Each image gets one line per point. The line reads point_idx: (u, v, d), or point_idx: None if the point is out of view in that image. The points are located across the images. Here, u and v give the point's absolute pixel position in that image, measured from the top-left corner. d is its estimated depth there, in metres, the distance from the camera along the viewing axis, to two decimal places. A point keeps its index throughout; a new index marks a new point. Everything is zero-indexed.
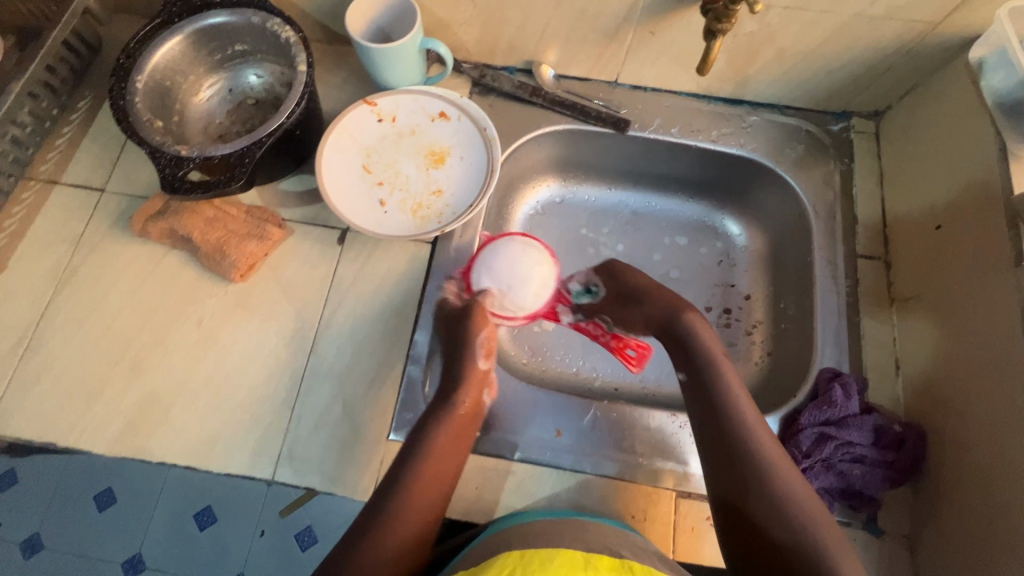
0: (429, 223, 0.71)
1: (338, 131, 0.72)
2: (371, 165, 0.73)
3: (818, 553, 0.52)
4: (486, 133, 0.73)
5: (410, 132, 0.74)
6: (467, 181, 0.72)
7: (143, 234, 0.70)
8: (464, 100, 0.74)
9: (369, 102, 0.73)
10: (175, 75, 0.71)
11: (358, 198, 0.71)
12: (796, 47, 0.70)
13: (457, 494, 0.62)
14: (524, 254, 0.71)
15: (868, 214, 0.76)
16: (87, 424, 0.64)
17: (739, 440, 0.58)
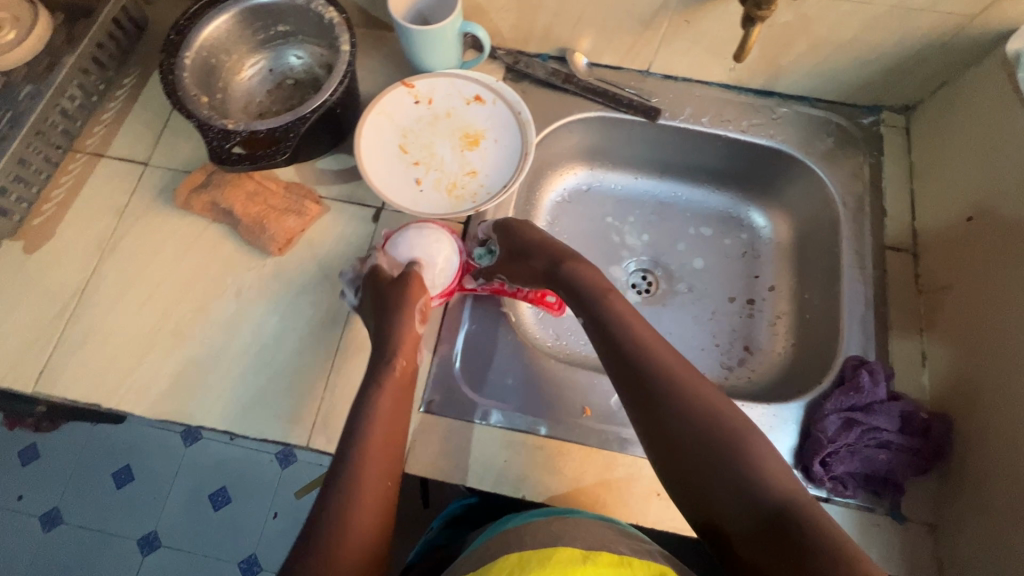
0: (464, 202, 0.73)
1: (376, 111, 0.74)
2: (407, 145, 0.75)
3: (753, 488, 0.52)
4: (520, 117, 0.74)
5: (445, 114, 0.76)
6: (500, 163, 0.74)
7: (186, 207, 0.73)
8: (499, 84, 0.75)
9: (406, 84, 0.75)
10: (221, 53, 0.73)
11: (394, 177, 0.73)
12: (830, 38, 0.71)
13: (485, 467, 0.64)
14: (422, 237, 0.70)
15: (896, 206, 0.77)
16: (129, 386, 0.66)
17: (646, 373, 0.59)
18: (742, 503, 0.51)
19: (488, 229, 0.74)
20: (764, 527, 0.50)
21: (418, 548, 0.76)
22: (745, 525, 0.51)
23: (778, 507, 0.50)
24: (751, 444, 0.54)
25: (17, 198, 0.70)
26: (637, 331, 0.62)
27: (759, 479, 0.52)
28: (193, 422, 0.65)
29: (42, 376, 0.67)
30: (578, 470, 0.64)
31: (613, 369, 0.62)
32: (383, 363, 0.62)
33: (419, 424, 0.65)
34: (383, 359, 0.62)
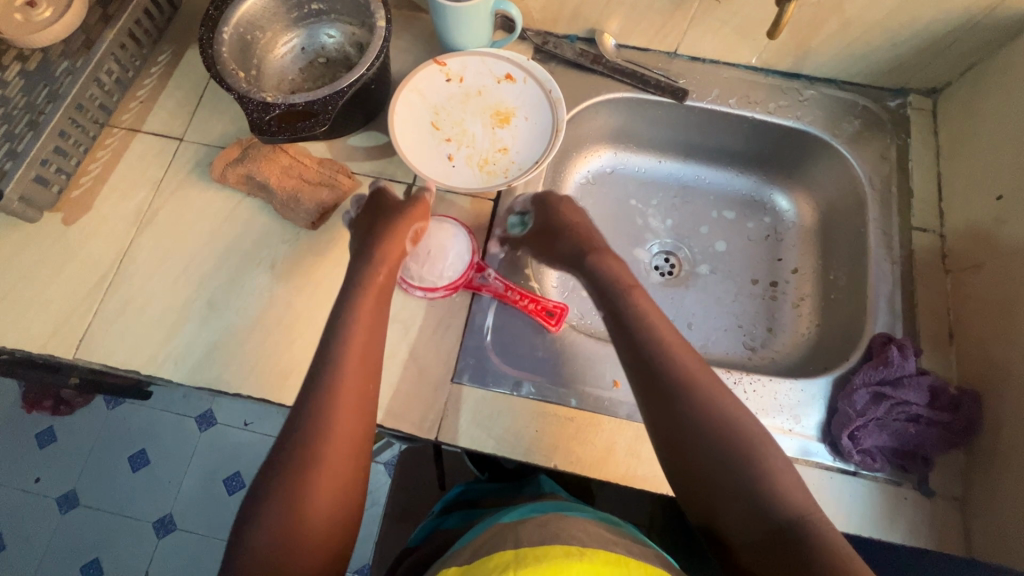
0: (496, 177, 0.74)
1: (409, 87, 0.75)
2: (439, 123, 0.76)
3: (763, 502, 0.49)
4: (551, 95, 0.75)
5: (476, 93, 0.77)
6: (531, 141, 0.75)
7: (221, 180, 0.73)
8: (531, 62, 0.76)
9: (438, 62, 0.76)
10: (256, 30, 0.74)
11: (427, 153, 0.75)
12: (860, 20, 0.71)
13: (517, 437, 0.64)
14: (439, 229, 0.70)
15: (923, 188, 0.77)
16: (166, 355, 0.68)
17: (663, 374, 0.57)
18: (750, 518, 0.49)
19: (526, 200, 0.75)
20: (772, 545, 0.47)
21: (428, 529, 0.77)
22: (754, 541, 0.49)
23: (789, 524, 0.48)
24: (765, 457, 0.52)
25: (57, 169, 0.71)
26: (654, 333, 0.59)
27: (770, 493, 0.49)
28: (230, 390, 0.66)
29: (82, 343, 0.68)
30: (609, 442, 0.65)
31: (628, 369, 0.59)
32: (370, 266, 0.64)
33: (453, 394, 0.66)
34: (370, 261, 0.64)
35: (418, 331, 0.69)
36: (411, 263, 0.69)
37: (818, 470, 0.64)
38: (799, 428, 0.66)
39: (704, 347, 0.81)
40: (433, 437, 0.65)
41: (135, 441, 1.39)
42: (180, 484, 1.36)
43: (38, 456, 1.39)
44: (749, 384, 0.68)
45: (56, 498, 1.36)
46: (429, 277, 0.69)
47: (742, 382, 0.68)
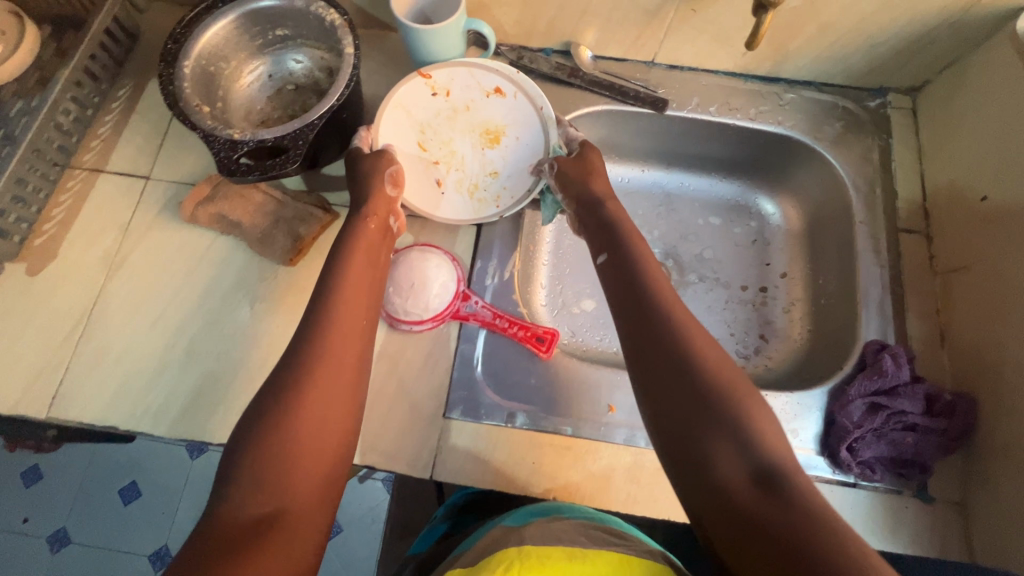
0: (486, 203, 0.74)
1: (393, 105, 0.73)
2: (426, 142, 0.74)
3: (752, 440, 0.45)
4: (543, 113, 0.72)
5: (465, 109, 0.74)
6: (522, 165, 0.74)
7: (192, 219, 0.71)
8: (521, 75, 0.73)
9: (424, 75, 0.73)
10: (220, 61, 0.72)
11: (416, 178, 0.74)
12: (837, 22, 0.70)
13: (513, 468, 0.63)
14: (423, 259, 0.68)
15: (907, 187, 0.77)
16: (146, 406, 0.65)
17: (654, 309, 0.54)
18: (739, 455, 0.45)
19: (571, 138, 0.72)
20: (761, 485, 0.43)
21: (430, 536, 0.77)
22: (741, 481, 0.44)
23: (777, 466, 0.44)
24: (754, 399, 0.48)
25: (16, 219, 0.68)
26: (656, 281, 0.56)
27: (759, 436, 0.46)
28: (214, 440, 0.64)
29: (56, 399, 0.65)
30: (607, 469, 0.63)
31: (624, 309, 0.56)
32: (358, 214, 0.64)
33: (445, 430, 0.64)
34: (358, 211, 0.65)
35: (406, 366, 0.67)
36: (395, 298, 0.66)
37: (818, 484, 0.63)
38: (797, 443, 0.65)
39: None
40: (428, 476, 0.63)
41: (124, 475, 1.36)
42: (174, 517, 1.33)
43: (24, 497, 1.35)
44: None
45: (45, 538, 1.33)
46: (414, 311, 0.66)
47: None
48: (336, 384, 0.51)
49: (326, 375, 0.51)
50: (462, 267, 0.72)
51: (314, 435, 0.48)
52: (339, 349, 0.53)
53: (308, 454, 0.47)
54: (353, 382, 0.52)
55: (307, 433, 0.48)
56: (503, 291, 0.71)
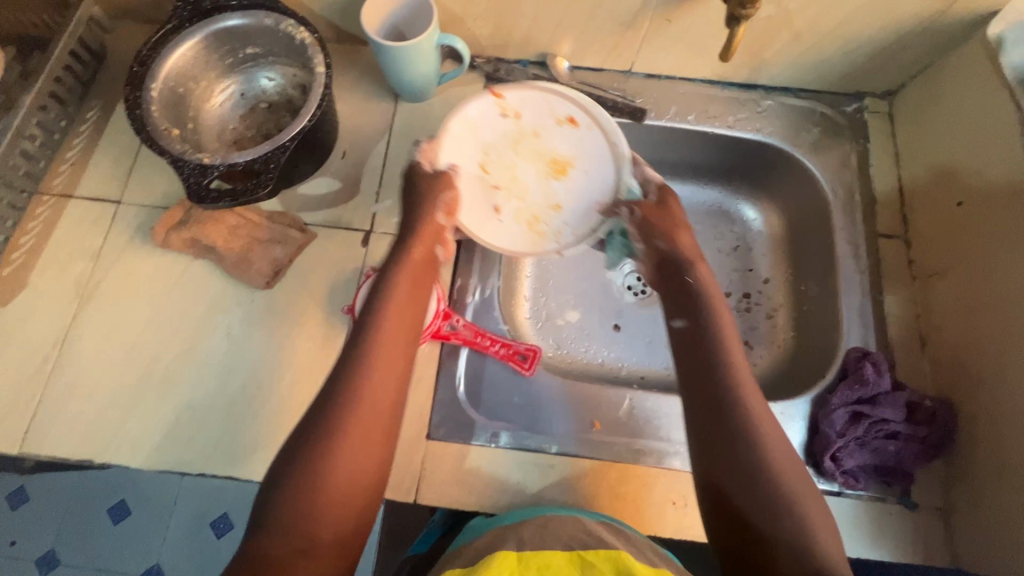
0: (545, 239, 0.70)
1: (460, 121, 0.70)
2: (489, 165, 0.71)
3: (810, 546, 0.46)
4: (615, 150, 0.69)
5: (534, 134, 0.71)
6: (586, 201, 0.70)
7: (165, 245, 0.69)
8: (595, 107, 0.70)
9: (495, 93, 0.70)
10: (188, 82, 0.70)
11: (473, 199, 0.70)
12: (812, 30, 0.70)
13: (498, 489, 0.63)
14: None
15: (886, 193, 0.77)
16: (123, 438, 0.64)
17: (724, 390, 0.53)
18: (794, 558, 0.46)
19: (650, 179, 0.69)
20: (800, 562, 0.45)
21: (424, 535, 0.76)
22: None
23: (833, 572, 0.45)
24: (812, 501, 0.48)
25: None
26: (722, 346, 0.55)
27: (816, 540, 0.46)
28: (194, 471, 0.63)
29: (30, 433, 0.64)
30: (593, 486, 0.63)
31: (683, 367, 0.56)
32: (410, 246, 0.62)
33: (427, 452, 0.64)
34: (410, 242, 0.62)
35: None
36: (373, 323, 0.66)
37: None
38: None
39: None
40: (412, 500, 0.62)
41: None
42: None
43: None
44: None
45: None
46: None
47: None
48: (358, 424, 0.49)
49: (362, 426, 0.50)
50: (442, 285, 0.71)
51: (345, 486, 0.48)
52: (378, 399, 0.51)
53: (335, 499, 0.47)
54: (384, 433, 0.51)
55: (334, 478, 0.47)
56: (483, 309, 0.71)
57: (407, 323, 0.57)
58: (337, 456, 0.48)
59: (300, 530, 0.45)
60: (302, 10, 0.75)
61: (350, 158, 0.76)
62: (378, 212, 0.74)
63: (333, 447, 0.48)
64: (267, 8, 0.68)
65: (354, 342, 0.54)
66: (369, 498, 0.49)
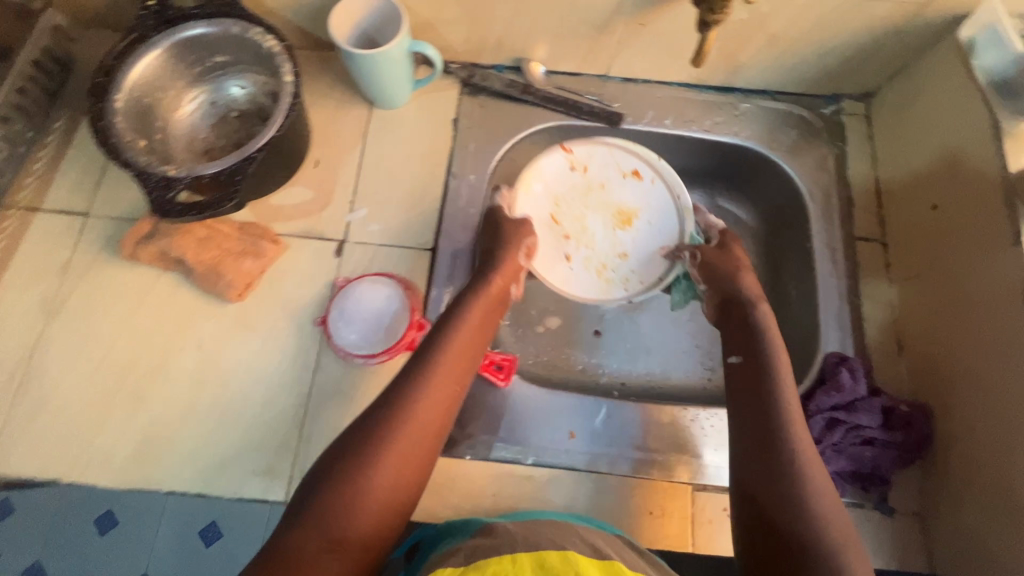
0: (614, 286, 0.77)
1: (533, 177, 0.78)
2: (560, 216, 0.78)
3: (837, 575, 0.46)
4: (678, 202, 0.77)
5: (601, 186, 0.79)
6: (651, 249, 0.78)
7: (133, 258, 0.68)
8: (660, 163, 0.78)
9: (566, 149, 0.79)
10: (156, 92, 0.69)
11: (547, 248, 0.77)
12: (786, 33, 0.70)
13: (474, 502, 0.62)
14: (370, 291, 0.67)
15: (863, 196, 0.76)
16: (91, 457, 0.62)
17: (771, 423, 0.55)
18: None
19: (712, 227, 0.76)
20: None
21: None
22: None
23: None
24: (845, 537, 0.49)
25: None
26: (764, 363, 0.59)
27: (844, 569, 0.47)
28: (163, 490, 0.62)
29: None
30: (569, 497, 0.62)
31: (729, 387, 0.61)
32: (482, 278, 0.65)
33: None
34: (483, 273, 0.65)
35: (361, 401, 0.65)
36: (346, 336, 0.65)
37: None
38: None
39: (664, 374, 0.81)
40: None
41: None
42: None
43: None
44: (706, 420, 0.66)
45: None
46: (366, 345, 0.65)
47: (699, 419, 0.66)
48: (403, 442, 0.51)
49: (407, 437, 0.51)
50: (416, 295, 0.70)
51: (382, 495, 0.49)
52: (428, 412, 0.54)
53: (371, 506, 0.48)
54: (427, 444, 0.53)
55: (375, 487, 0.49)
56: None
57: (465, 361, 0.58)
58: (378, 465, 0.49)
59: (331, 534, 0.46)
60: (272, 16, 0.74)
61: (323, 167, 0.75)
62: (352, 221, 0.73)
63: (378, 454, 0.50)
64: (233, 16, 0.67)
65: (417, 358, 0.57)
66: (401, 509, 0.50)
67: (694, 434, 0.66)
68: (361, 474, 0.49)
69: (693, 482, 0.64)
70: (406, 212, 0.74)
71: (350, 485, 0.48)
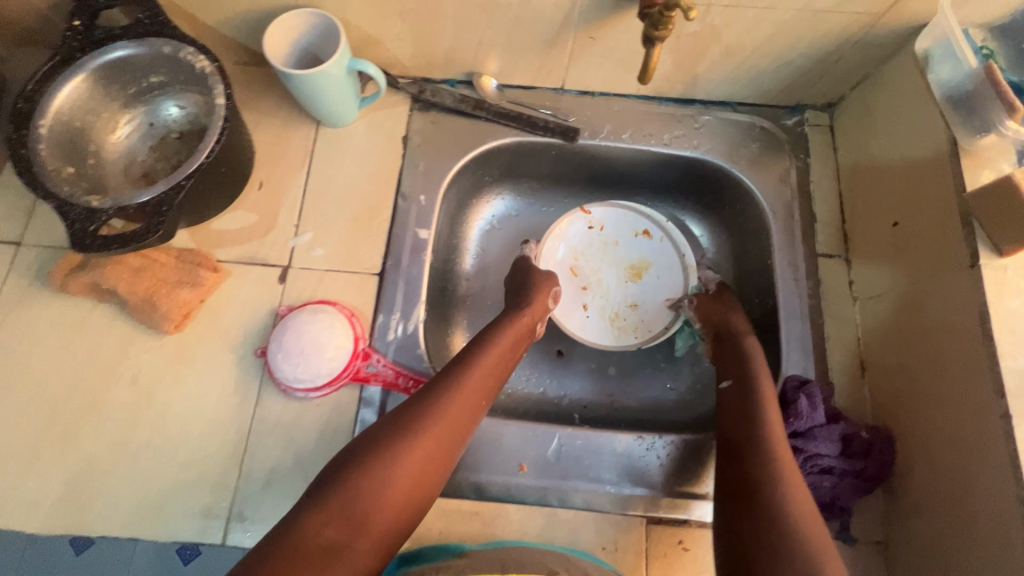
0: (626, 334, 0.80)
1: (554, 234, 0.82)
2: (578, 269, 0.83)
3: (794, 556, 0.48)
4: (684, 260, 0.81)
5: (614, 243, 0.83)
6: (659, 299, 0.82)
7: (64, 290, 0.65)
8: (669, 224, 0.83)
9: (585, 210, 0.83)
10: (86, 115, 0.66)
11: (566, 298, 0.81)
12: (742, 45, 0.67)
13: (419, 540, 0.60)
14: (314, 321, 0.62)
15: (826, 211, 0.74)
16: (19, 500, 0.60)
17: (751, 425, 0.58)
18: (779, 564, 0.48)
19: (710, 279, 0.77)
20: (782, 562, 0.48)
21: None
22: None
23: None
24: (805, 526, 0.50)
25: None
26: (757, 373, 0.63)
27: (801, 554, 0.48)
28: (95, 533, 0.59)
29: None
30: (518, 533, 0.60)
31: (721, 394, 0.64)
32: (515, 309, 0.70)
33: None
34: (515, 306, 0.70)
35: (303, 436, 0.63)
36: (282, 371, 0.61)
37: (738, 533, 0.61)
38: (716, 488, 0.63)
39: (626, 395, 0.78)
40: None
41: None
42: None
43: None
44: (662, 448, 0.64)
45: None
46: (305, 378, 0.61)
47: (654, 447, 0.64)
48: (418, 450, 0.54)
49: (434, 437, 0.55)
50: (363, 322, 0.68)
51: (408, 486, 0.53)
52: (453, 424, 0.57)
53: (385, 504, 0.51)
54: (452, 450, 0.57)
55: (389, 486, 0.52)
56: (407, 346, 0.67)
57: (485, 387, 0.61)
58: (408, 458, 0.53)
59: (349, 519, 0.49)
60: (209, 32, 0.71)
61: (267, 189, 0.72)
62: (296, 246, 0.70)
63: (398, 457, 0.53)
64: (163, 35, 0.63)
65: (443, 375, 0.60)
66: (419, 507, 0.54)
67: (649, 463, 0.64)
68: (393, 463, 0.53)
69: (647, 514, 0.62)
70: (353, 235, 0.71)
71: (380, 471, 0.52)
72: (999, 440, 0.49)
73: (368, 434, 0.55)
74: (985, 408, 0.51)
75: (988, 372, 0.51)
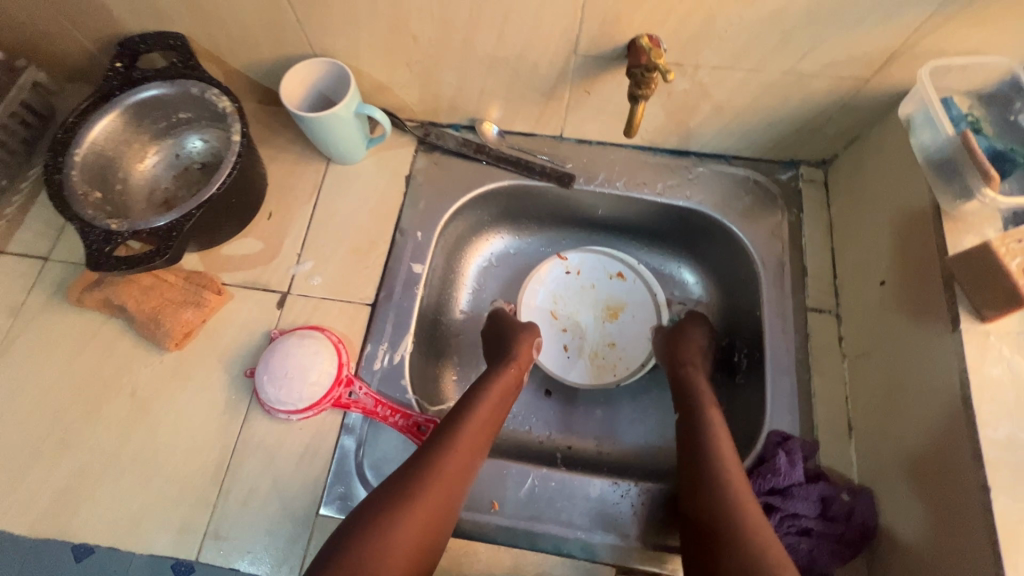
0: (605, 373, 0.81)
1: (533, 282, 0.85)
2: (557, 312, 0.85)
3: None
4: (656, 298, 0.84)
5: (591, 286, 0.86)
6: (635, 338, 0.83)
7: (79, 304, 0.70)
8: (641, 265, 0.86)
9: (561, 257, 0.86)
10: (118, 146, 0.72)
11: (547, 341, 0.82)
12: (732, 103, 0.70)
13: None
14: (301, 347, 0.65)
15: (818, 265, 0.74)
16: (13, 503, 0.63)
17: (703, 452, 0.60)
18: None
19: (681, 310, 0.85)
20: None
21: None
22: None
23: None
24: (761, 543, 0.50)
25: None
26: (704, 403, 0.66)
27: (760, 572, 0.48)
28: (77, 541, 0.61)
29: None
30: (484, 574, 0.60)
31: (680, 443, 0.63)
32: (503, 361, 0.71)
33: (317, 529, 0.62)
34: (503, 359, 0.72)
35: (283, 459, 0.64)
36: (267, 392, 0.64)
37: None
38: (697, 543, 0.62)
39: (611, 441, 0.78)
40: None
41: None
42: None
43: None
44: (636, 496, 0.64)
45: None
46: (287, 402, 0.64)
47: (629, 495, 0.63)
48: (429, 495, 0.55)
49: (438, 488, 0.56)
50: (351, 349, 0.70)
51: (417, 534, 0.53)
52: (457, 467, 0.58)
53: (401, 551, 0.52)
54: (450, 509, 0.57)
55: (402, 532, 0.52)
56: (391, 376, 0.69)
57: (484, 430, 0.63)
58: (413, 514, 0.53)
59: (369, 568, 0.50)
60: (235, 75, 0.77)
61: (275, 219, 0.77)
62: (297, 273, 0.74)
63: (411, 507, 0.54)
64: (191, 77, 0.69)
65: (447, 421, 0.62)
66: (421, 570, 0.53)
67: (623, 511, 0.63)
68: (398, 524, 0.52)
69: (618, 564, 0.61)
70: (350, 266, 0.74)
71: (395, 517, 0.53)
72: (978, 514, 0.47)
73: (374, 496, 0.55)
74: (964, 478, 0.50)
75: (968, 441, 0.50)
